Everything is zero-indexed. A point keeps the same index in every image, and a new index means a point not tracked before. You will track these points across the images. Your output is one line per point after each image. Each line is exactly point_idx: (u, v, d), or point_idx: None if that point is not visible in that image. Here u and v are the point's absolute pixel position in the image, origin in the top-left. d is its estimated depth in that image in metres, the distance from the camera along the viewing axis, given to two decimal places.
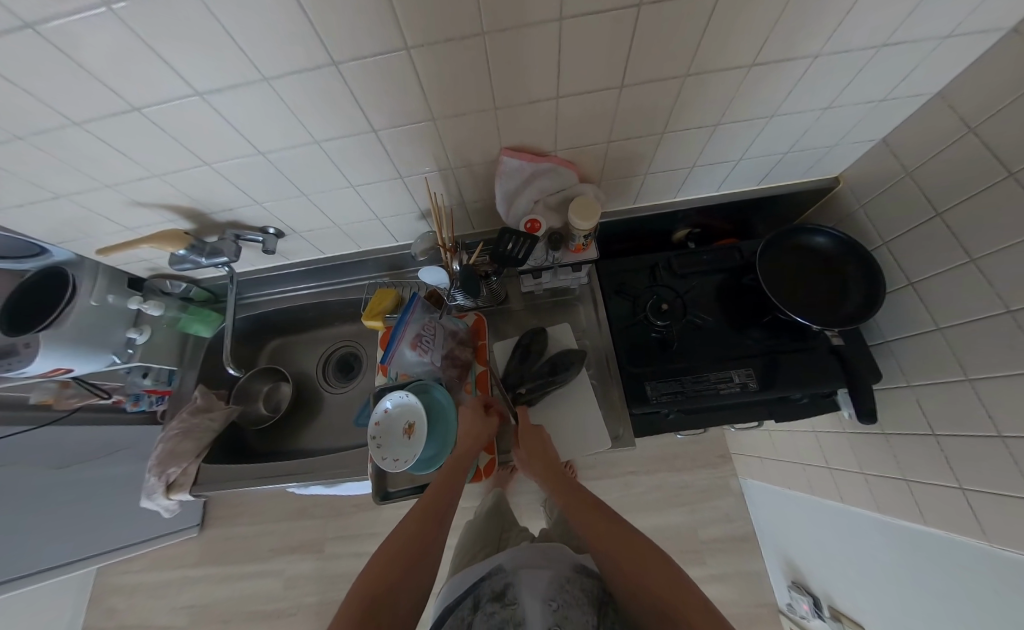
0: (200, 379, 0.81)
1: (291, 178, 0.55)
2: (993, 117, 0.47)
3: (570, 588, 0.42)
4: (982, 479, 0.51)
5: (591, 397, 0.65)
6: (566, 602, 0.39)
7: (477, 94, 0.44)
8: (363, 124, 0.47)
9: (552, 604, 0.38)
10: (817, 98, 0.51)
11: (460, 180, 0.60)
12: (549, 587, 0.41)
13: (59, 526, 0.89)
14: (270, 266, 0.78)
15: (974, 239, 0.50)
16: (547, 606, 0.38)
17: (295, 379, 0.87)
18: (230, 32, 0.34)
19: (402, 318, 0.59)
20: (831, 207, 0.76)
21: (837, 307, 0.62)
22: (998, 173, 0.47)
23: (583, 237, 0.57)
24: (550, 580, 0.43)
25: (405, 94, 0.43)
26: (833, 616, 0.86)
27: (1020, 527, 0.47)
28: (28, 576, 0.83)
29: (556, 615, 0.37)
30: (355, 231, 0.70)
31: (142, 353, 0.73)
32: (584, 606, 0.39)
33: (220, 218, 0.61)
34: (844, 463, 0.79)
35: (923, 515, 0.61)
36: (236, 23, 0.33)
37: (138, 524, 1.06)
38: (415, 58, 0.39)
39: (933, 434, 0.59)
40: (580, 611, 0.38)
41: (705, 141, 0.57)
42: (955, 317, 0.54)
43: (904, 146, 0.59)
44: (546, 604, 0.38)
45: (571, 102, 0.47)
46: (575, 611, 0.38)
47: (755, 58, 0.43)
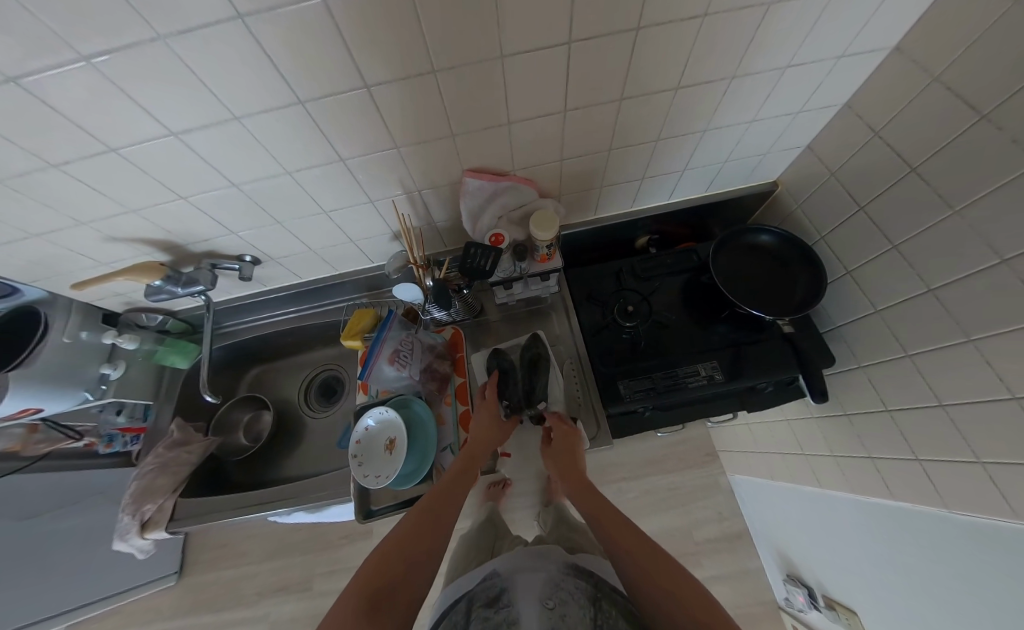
0: (177, 413, 0.79)
1: (266, 207, 0.57)
2: (891, 123, 0.54)
3: (564, 585, 0.41)
4: (934, 448, 0.55)
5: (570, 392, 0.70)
6: (561, 599, 0.39)
7: (437, 123, 0.49)
8: (331, 154, 0.50)
9: (548, 603, 0.38)
10: (743, 112, 0.58)
11: (428, 201, 0.63)
12: (543, 588, 0.41)
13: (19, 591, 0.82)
14: (246, 295, 0.79)
15: (893, 229, 0.56)
16: (542, 604, 0.38)
17: (276, 405, 0.87)
18: (203, 78, 0.37)
19: (379, 335, 0.61)
20: (775, 208, 0.83)
21: (787, 299, 0.67)
22: (903, 168, 0.53)
23: (546, 247, 0.60)
24: (545, 581, 0.42)
25: (369, 126, 0.47)
26: (828, 604, 0.86)
27: (973, 491, 0.50)
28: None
29: (553, 613, 0.37)
30: (331, 255, 0.72)
31: (116, 388, 0.72)
32: (579, 599, 0.39)
33: (196, 248, 0.63)
34: (816, 448, 0.82)
35: (891, 490, 0.64)
36: (208, 68, 0.36)
37: (111, 576, 1.00)
38: (375, 93, 0.43)
39: (887, 411, 0.63)
40: (575, 605, 0.38)
41: (652, 153, 0.63)
42: (889, 300, 0.59)
43: (826, 150, 0.66)
44: (542, 604, 0.38)
45: (521, 127, 0.52)
46: (571, 606, 0.37)
47: (680, 80, 0.49)
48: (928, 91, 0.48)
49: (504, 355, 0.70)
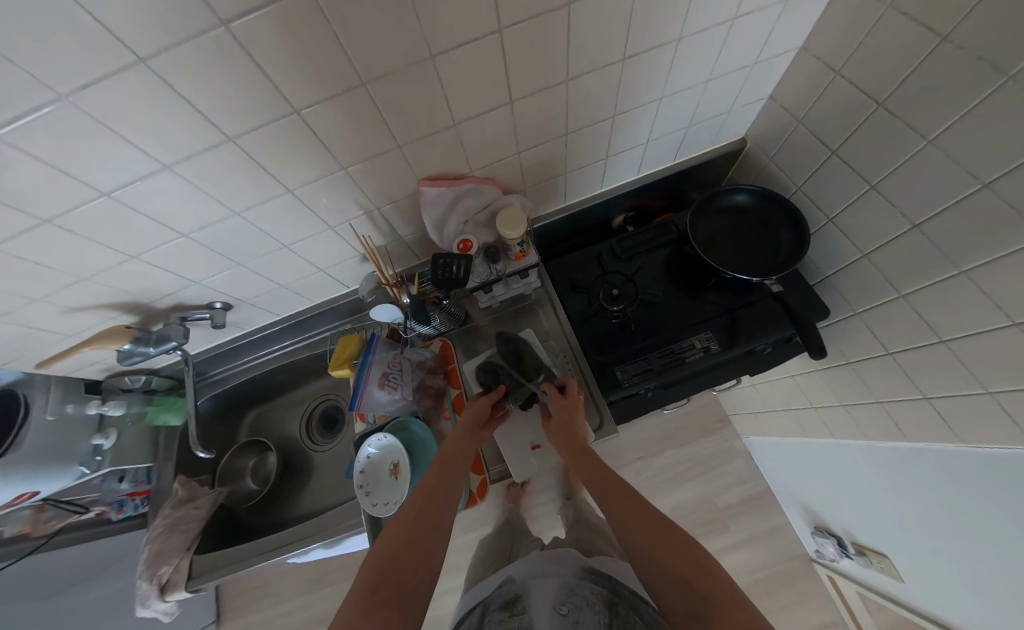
0: (177, 471, 0.77)
1: (223, 251, 0.55)
2: (851, 59, 0.51)
3: (579, 590, 0.40)
4: (941, 384, 0.54)
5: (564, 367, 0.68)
6: (576, 605, 0.38)
7: (379, 136, 0.46)
8: (277, 186, 0.48)
9: (562, 609, 0.37)
10: (697, 73, 0.55)
11: (390, 218, 0.61)
12: (558, 593, 0.40)
13: None
14: (228, 340, 0.77)
15: (869, 169, 0.54)
16: (556, 610, 0.37)
17: (279, 445, 0.85)
18: (119, 131, 0.35)
19: (364, 361, 0.60)
20: (747, 166, 0.81)
21: (773, 257, 0.65)
22: (870, 105, 0.51)
23: (518, 245, 0.59)
24: (560, 586, 0.41)
25: (311, 152, 0.45)
26: (858, 551, 0.87)
27: (989, 423, 0.48)
28: None
29: (566, 619, 0.36)
30: (304, 287, 0.70)
31: (112, 458, 0.70)
32: (595, 605, 0.38)
33: (162, 304, 0.61)
34: (824, 399, 0.81)
35: (903, 432, 0.64)
36: (120, 121, 0.34)
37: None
38: (307, 117, 0.41)
39: (889, 354, 0.61)
40: (590, 611, 0.37)
41: (610, 131, 0.61)
42: (874, 243, 0.58)
43: (790, 99, 0.64)
44: (556, 611, 0.37)
45: (469, 126, 0.50)
46: (586, 611, 0.36)
47: (625, 50, 0.47)
48: (882, 21, 0.45)
49: (485, 365, 0.66)
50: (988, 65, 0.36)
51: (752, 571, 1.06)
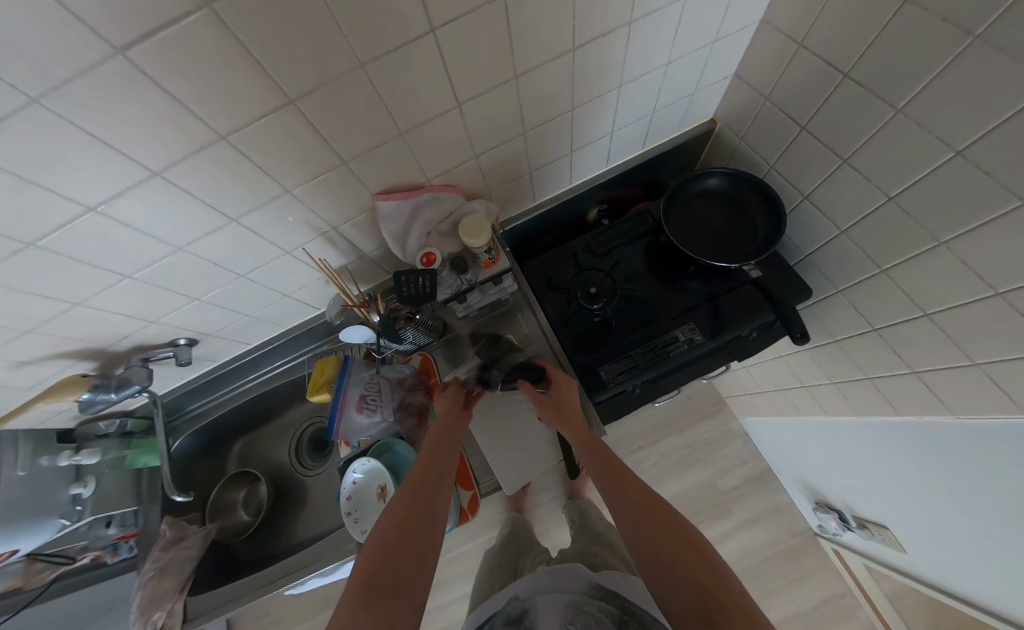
0: (163, 511, 0.75)
1: (175, 287, 0.52)
2: (813, 29, 0.49)
3: (587, 609, 0.39)
4: (928, 357, 0.53)
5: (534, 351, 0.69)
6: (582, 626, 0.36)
7: (322, 154, 0.44)
8: (220, 217, 0.45)
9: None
10: (655, 55, 0.52)
11: (350, 236, 0.59)
12: (564, 613, 0.38)
13: None
14: (201, 374, 0.75)
15: (840, 142, 0.52)
16: None
17: (268, 474, 0.84)
18: (26, 178, 0.32)
19: (339, 385, 0.58)
20: (719, 147, 0.79)
21: (750, 240, 0.63)
22: (835, 77, 0.49)
23: (486, 252, 0.57)
24: (567, 605, 0.40)
25: (250, 178, 0.42)
26: (859, 524, 0.87)
27: (981, 395, 0.47)
28: None
29: None
30: (272, 314, 0.68)
31: (94, 506, 0.68)
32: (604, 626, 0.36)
33: (121, 347, 0.58)
34: (815, 377, 0.80)
35: (895, 406, 0.63)
36: (24, 167, 0.31)
37: None
38: (238, 143, 0.38)
39: (874, 330, 0.60)
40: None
41: (571, 124, 0.58)
42: (852, 218, 0.56)
43: (756, 75, 0.61)
44: None
45: (418, 134, 0.47)
46: None
47: (574, 40, 0.44)
48: None
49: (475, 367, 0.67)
50: (953, 26, 0.34)
51: (759, 551, 1.06)
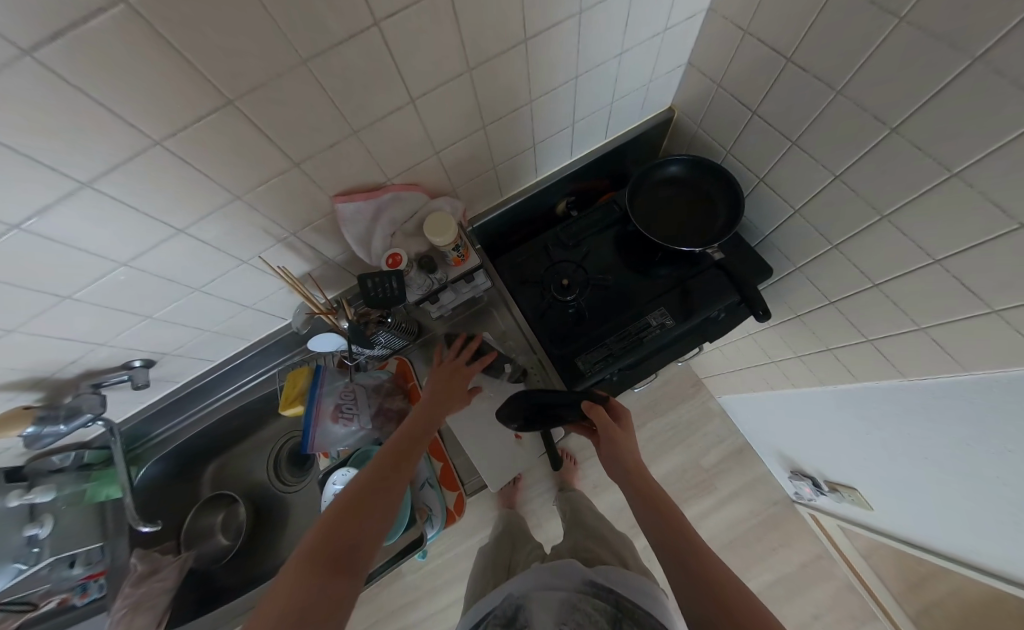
0: (133, 544, 0.72)
1: (121, 305, 0.49)
2: (757, 16, 0.50)
3: (581, 606, 0.38)
4: (880, 325, 0.56)
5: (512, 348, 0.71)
6: (577, 622, 0.36)
7: (270, 157, 0.42)
8: (164, 227, 0.43)
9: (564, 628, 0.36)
10: (610, 45, 0.53)
11: (311, 241, 0.57)
12: (559, 609, 0.38)
13: None
14: (162, 396, 0.71)
15: (788, 125, 0.54)
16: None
17: (246, 494, 0.80)
18: None
19: (312, 397, 0.57)
20: (678, 136, 0.81)
21: (713, 224, 0.65)
22: (780, 61, 0.51)
23: (454, 250, 0.56)
24: (562, 602, 0.40)
25: (194, 184, 0.40)
26: (831, 488, 0.92)
27: (927, 356, 0.51)
28: None
29: None
30: (235, 327, 0.65)
31: (52, 546, 0.63)
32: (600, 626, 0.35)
33: (67, 374, 0.54)
34: (781, 352, 0.83)
35: (853, 373, 0.66)
36: None
37: None
38: (175, 147, 0.35)
39: (831, 303, 0.63)
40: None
41: (532, 117, 0.58)
42: (804, 197, 0.58)
43: (707, 64, 0.63)
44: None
45: (372, 132, 0.46)
46: None
47: (524, 31, 0.44)
48: None
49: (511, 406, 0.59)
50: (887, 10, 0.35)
51: (744, 522, 1.11)
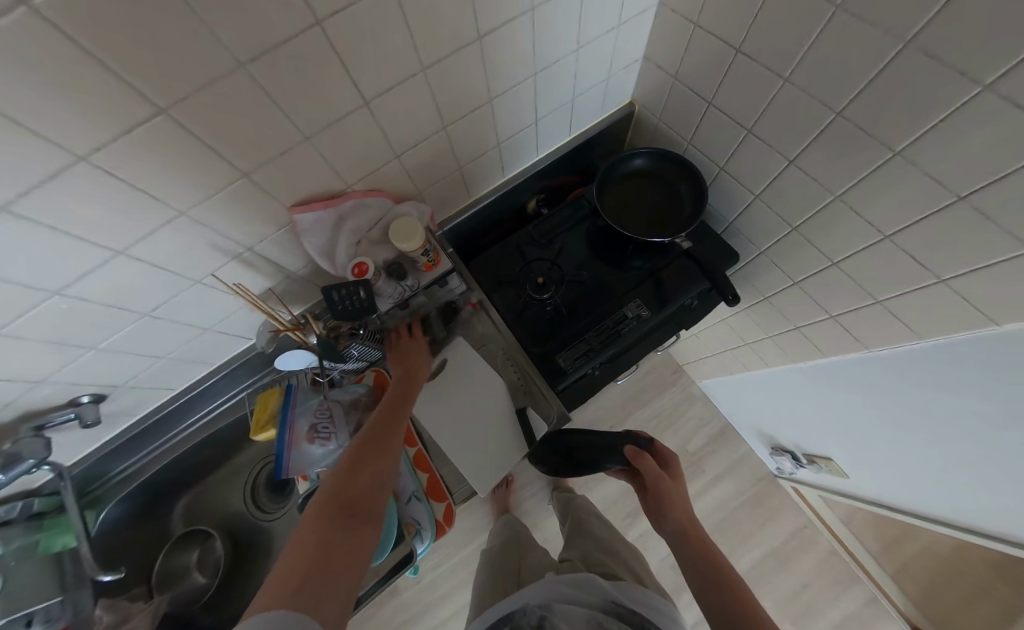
0: (98, 596, 0.66)
1: (57, 338, 0.45)
2: (705, 9, 0.52)
3: (607, 624, 0.39)
4: (842, 302, 0.58)
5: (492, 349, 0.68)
6: None
7: (213, 169, 0.39)
8: (99, 251, 0.39)
9: None
10: (567, 41, 0.53)
11: (270, 255, 0.54)
12: (585, 623, 0.39)
13: None
14: (119, 431, 0.66)
15: (743, 114, 0.56)
16: None
17: (223, 526, 0.76)
18: None
19: (285, 419, 0.55)
20: (640, 129, 0.83)
21: (680, 213, 0.66)
22: (730, 52, 0.52)
23: (423, 255, 0.54)
24: (587, 617, 0.40)
25: (129, 202, 0.37)
26: (809, 460, 0.96)
27: (887, 329, 0.53)
28: None
29: None
30: (195, 352, 0.61)
31: (1, 608, 0.55)
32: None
33: (2, 419, 0.49)
34: (753, 334, 0.86)
35: (820, 349, 0.69)
36: None
37: None
38: (104, 163, 0.32)
39: (795, 283, 0.66)
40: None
41: (493, 116, 0.57)
42: (763, 182, 0.60)
43: (662, 58, 0.64)
44: None
45: (325, 138, 0.44)
46: None
47: (477, 29, 0.43)
48: None
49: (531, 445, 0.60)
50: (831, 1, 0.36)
51: (733, 501, 1.14)
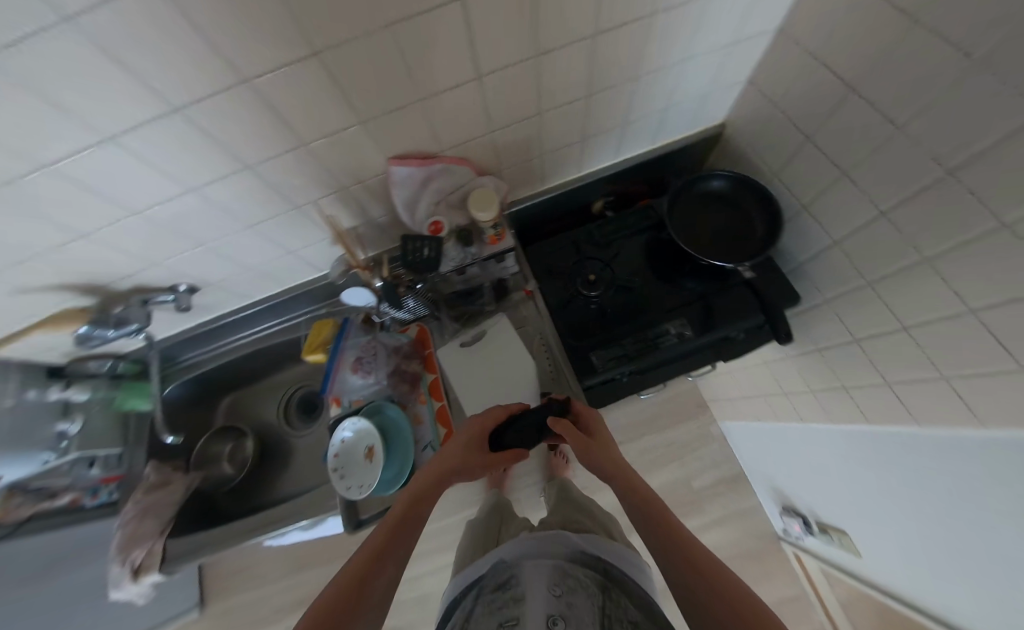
0: (149, 456, 0.77)
1: (182, 230, 0.53)
2: (827, 42, 0.50)
3: (571, 572, 0.42)
4: (903, 371, 0.55)
5: (528, 330, 0.71)
6: (568, 586, 0.39)
7: (339, 111, 0.44)
8: (234, 162, 0.46)
9: (555, 591, 0.38)
10: (675, 52, 0.54)
11: (360, 198, 0.60)
12: (551, 574, 0.41)
13: None
14: (198, 324, 0.75)
15: (841, 154, 0.54)
16: (550, 591, 0.38)
17: (257, 431, 0.84)
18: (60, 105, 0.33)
19: (336, 347, 0.63)
20: (727, 152, 0.81)
21: (747, 243, 0.65)
22: (843, 90, 0.50)
23: (492, 228, 0.58)
24: (553, 568, 0.42)
25: (268, 125, 0.42)
26: (821, 529, 0.91)
27: (939, 409, 0.51)
28: None
29: (561, 600, 0.36)
30: (275, 270, 0.69)
31: (79, 442, 0.69)
32: (589, 588, 0.39)
33: (121, 286, 0.59)
34: (795, 385, 0.83)
35: (865, 415, 0.66)
36: (61, 94, 0.32)
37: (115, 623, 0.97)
38: (260, 88, 0.38)
39: (855, 340, 0.63)
40: (584, 593, 0.38)
41: (585, 112, 0.60)
42: (846, 230, 0.58)
43: (769, 84, 0.63)
44: (550, 591, 0.38)
45: (436, 102, 0.48)
46: (579, 593, 0.37)
47: (596, 26, 0.45)
48: (851, 8, 0.45)
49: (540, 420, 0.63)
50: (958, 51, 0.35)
51: (725, 549, 1.10)
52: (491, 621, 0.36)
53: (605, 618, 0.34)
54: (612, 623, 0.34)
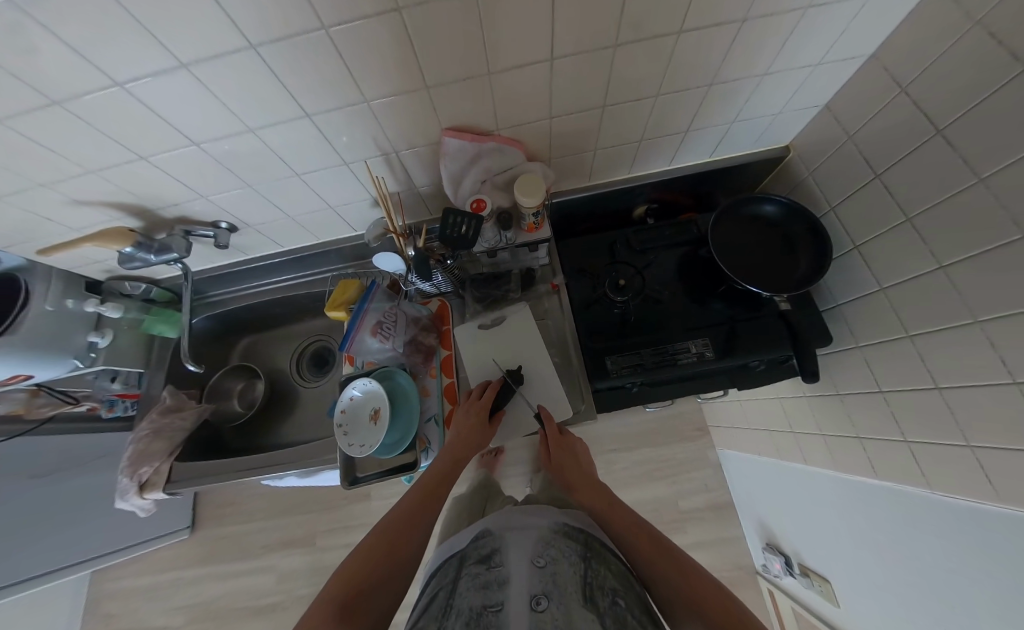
0: (168, 380, 0.80)
1: (234, 169, 0.54)
2: (920, 76, 0.48)
3: (555, 543, 0.42)
4: (926, 432, 0.53)
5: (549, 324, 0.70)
6: (552, 557, 0.39)
7: (407, 73, 0.44)
8: (295, 110, 0.46)
9: (539, 562, 0.38)
10: (755, 64, 0.52)
11: (408, 164, 0.60)
12: (535, 546, 0.41)
13: (57, 542, 0.92)
14: (231, 263, 0.77)
15: (910, 199, 0.51)
16: (533, 563, 0.38)
17: (269, 375, 0.87)
18: (147, 27, 0.33)
19: (360, 306, 0.60)
20: (784, 177, 0.78)
21: (789, 274, 0.63)
22: (928, 130, 0.47)
23: (533, 215, 0.57)
24: (536, 539, 0.43)
25: (336, 76, 0.42)
26: (802, 572, 0.90)
27: (957, 479, 0.49)
28: (53, 572, 0.92)
29: (544, 571, 0.37)
30: (312, 223, 0.70)
31: (106, 356, 0.72)
32: (570, 558, 0.39)
33: (168, 214, 0.61)
34: (805, 426, 0.82)
35: (874, 469, 0.64)
36: (154, 17, 0.32)
37: (113, 527, 1.04)
38: (335, 38, 0.38)
39: (880, 391, 0.61)
40: (566, 564, 0.38)
41: (648, 113, 0.58)
42: (896, 277, 0.56)
43: (846, 113, 0.60)
44: (533, 562, 0.38)
45: (504, 78, 0.47)
46: (562, 565, 0.38)
47: (682, 24, 0.43)
48: (957, 45, 0.42)
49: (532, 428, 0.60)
50: None
51: None
52: (475, 597, 0.35)
53: (586, 587, 0.35)
54: (593, 594, 0.35)
